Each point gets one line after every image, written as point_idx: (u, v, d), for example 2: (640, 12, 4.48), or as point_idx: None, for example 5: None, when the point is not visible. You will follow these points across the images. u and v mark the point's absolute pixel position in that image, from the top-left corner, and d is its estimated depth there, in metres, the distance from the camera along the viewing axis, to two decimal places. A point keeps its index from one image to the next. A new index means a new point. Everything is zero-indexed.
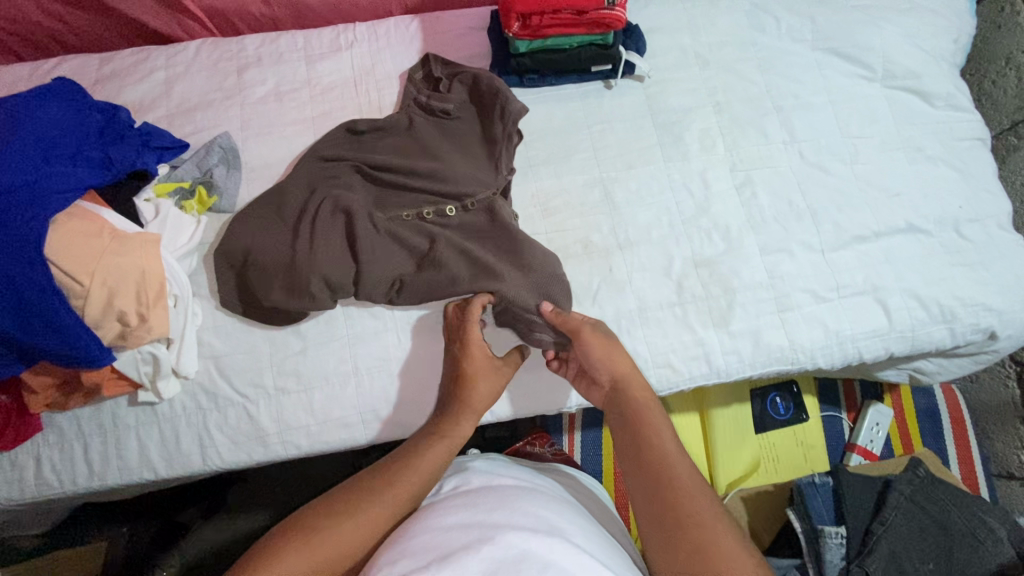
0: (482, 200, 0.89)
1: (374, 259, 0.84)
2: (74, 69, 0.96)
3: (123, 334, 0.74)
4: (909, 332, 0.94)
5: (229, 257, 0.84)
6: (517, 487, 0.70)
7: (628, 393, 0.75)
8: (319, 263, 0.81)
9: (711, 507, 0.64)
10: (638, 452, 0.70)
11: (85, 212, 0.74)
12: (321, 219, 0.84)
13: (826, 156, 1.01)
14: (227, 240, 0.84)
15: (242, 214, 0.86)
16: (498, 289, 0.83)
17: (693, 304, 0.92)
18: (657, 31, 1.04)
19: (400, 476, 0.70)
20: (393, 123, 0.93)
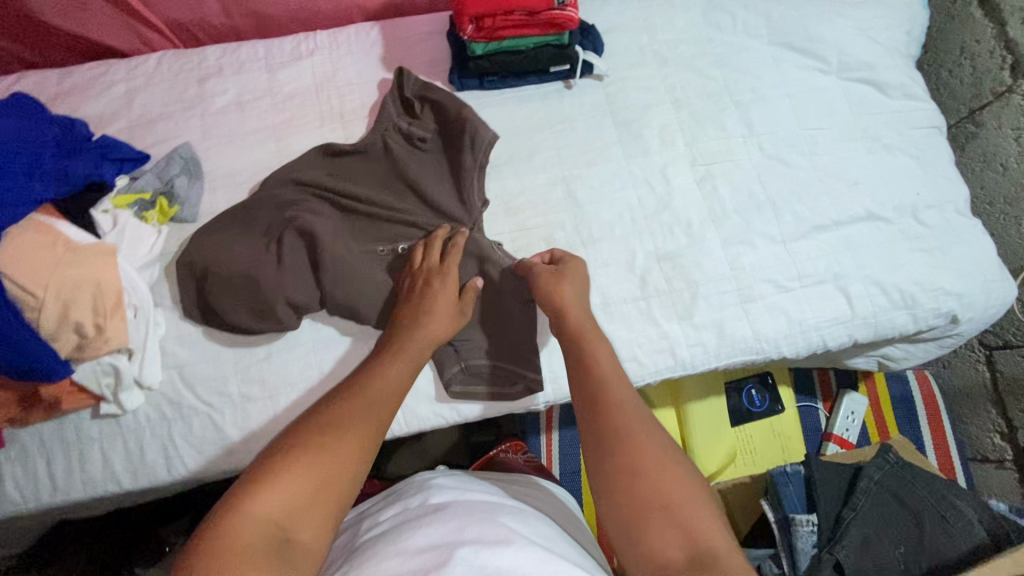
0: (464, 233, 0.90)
1: (342, 286, 0.84)
2: (34, 84, 0.96)
3: (81, 346, 0.74)
4: (872, 319, 0.95)
5: (192, 269, 0.85)
6: (487, 505, 0.69)
7: (582, 339, 0.77)
8: (289, 287, 0.82)
9: (663, 449, 0.67)
10: (592, 401, 0.71)
11: (38, 226, 0.74)
12: (291, 238, 0.85)
13: (785, 148, 1.02)
14: (192, 251, 0.85)
15: (208, 229, 0.87)
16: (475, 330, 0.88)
17: (657, 298, 0.92)
18: (615, 31, 1.05)
19: (372, 399, 0.72)
20: (368, 146, 0.92)
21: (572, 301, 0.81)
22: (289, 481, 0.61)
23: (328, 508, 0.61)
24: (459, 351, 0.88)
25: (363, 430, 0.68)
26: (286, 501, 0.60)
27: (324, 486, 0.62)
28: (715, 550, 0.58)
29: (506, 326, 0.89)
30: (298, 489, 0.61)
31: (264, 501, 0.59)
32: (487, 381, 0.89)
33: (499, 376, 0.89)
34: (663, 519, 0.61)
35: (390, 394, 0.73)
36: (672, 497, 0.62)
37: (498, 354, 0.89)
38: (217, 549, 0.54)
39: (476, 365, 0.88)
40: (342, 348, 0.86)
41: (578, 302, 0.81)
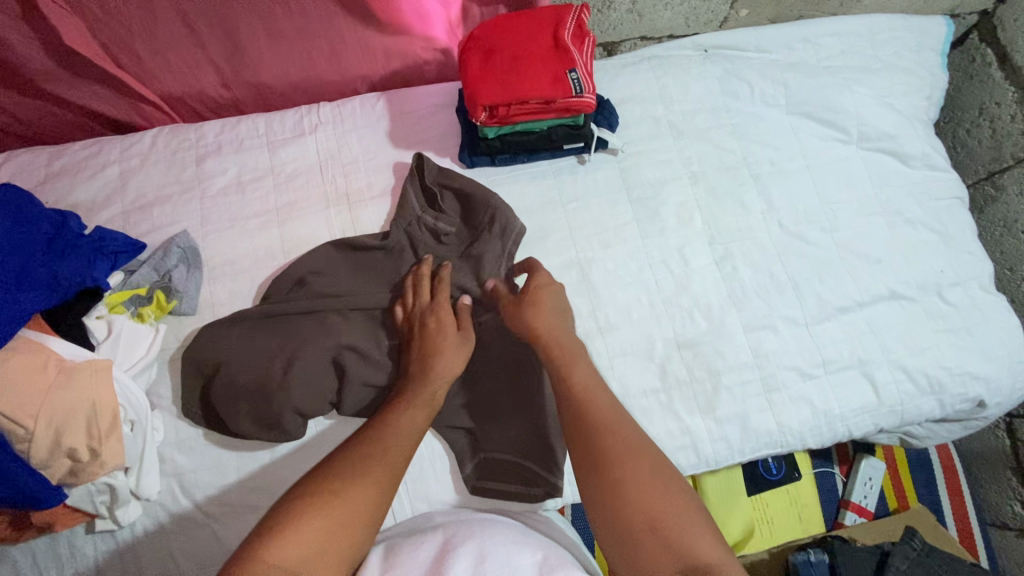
0: (492, 320, 0.87)
1: (355, 384, 0.81)
2: (22, 165, 0.91)
3: (74, 470, 0.69)
4: (898, 407, 0.93)
5: (199, 366, 0.81)
6: (483, 525, 0.73)
7: (564, 361, 0.77)
8: (301, 392, 0.78)
9: (661, 480, 0.67)
10: (588, 431, 0.72)
11: (28, 344, 0.69)
12: (308, 341, 0.80)
13: (806, 224, 0.99)
14: (200, 349, 0.81)
15: (219, 324, 0.83)
16: (498, 428, 0.85)
17: (678, 389, 0.89)
18: (629, 101, 1.02)
19: (387, 443, 0.70)
20: (393, 243, 0.88)
21: (542, 323, 0.80)
22: (305, 535, 0.59)
23: (340, 556, 0.60)
24: (478, 441, 0.86)
25: (380, 471, 0.67)
26: (303, 550, 0.59)
27: (340, 531, 0.61)
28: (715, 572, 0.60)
29: (532, 426, 0.84)
30: (313, 539, 0.60)
31: (280, 552, 0.58)
32: (507, 479, 0.85)
33: (519, 476, 0.84)
34: (657, 544, 0.63)
35: (407, 432, 0.72)
36: (667, 523, 0.64)
37: (520, 451, 0.84)
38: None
39: (497, 458, 0.85)
40: None
41: (552, 318, 0.81)
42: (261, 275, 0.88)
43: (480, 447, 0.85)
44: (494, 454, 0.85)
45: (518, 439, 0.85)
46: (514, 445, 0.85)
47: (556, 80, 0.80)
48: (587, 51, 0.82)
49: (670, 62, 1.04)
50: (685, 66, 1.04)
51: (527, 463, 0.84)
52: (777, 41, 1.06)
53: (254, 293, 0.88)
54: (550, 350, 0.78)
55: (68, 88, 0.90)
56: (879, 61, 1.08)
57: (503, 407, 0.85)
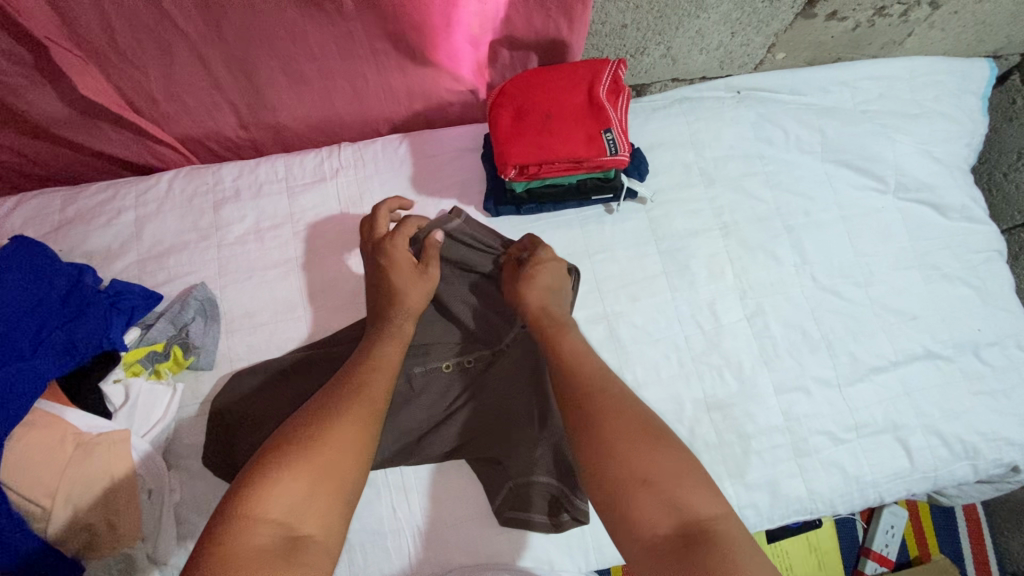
0: (514, 337, 0.85)
1: (396, 413, 0.83)
2: (36, 210, 0.88)
3: (90, 544, 0.67)
4: (932, 472, 0.90)
5: (223, 421, 0.79)
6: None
7: (548, 332, 0.77)
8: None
9: (643, 433, 0.64)
10: (571, 396, 0.68)
11: (45, 418, 0.67)
12: None
13: (840, 279, 0.96)
14: (227, 399, 0.79)
15: (244, 373, 0.81)
16: (524, 456, 0.82)
17: (706, 453, 0.86)
18: (658, 147, 0.99)
19: (361, 384, 0.69)
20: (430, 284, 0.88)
21: (534, 297, 0.81)
22: (289, 483, 0.57)
23: (334, 499, 0.59)
24: (505, 470, 0.82)
25: (362, 410, 0.65)
26: (293, 498, 0.57)
27: (327, 472, 0.59)
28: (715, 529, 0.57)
29: (555, 444, 0.81)
30: (302, 485, 0.58)
31: (268, 504, 0.56)
32: (535, 509, 0.81)
33: (547, 503, 0.81)
34: (650, 498, 0.59)
35: (382, 369, 0.71)
36: (661, 479, 0.60)
37: (550, 473, 0.81)
38: (223, 556, 0.52)
39: (524, 485, 0.81)
40: (372, 512, 0.83)
41: (542, 295, 0.81)
42: (279, 328, 0.86)
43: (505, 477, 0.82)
44: (523, 485, 0.81)
45: (550, 459, 0.81)
46: (542, 477, 0.81)
47: (590, 139, 0.77)
48: (621, 106, 0.79)
49: (703, 105, 1.01)
50: (717, 110, 1.00)
51: (558, 493, 0.81)
52: (813, 85, 1.03)
53: (274, 347, 0.85)
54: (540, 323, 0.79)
55: (82, 132, 0.88)
56: (918, 106, 1.04)
57: (527, 430, 0.82)
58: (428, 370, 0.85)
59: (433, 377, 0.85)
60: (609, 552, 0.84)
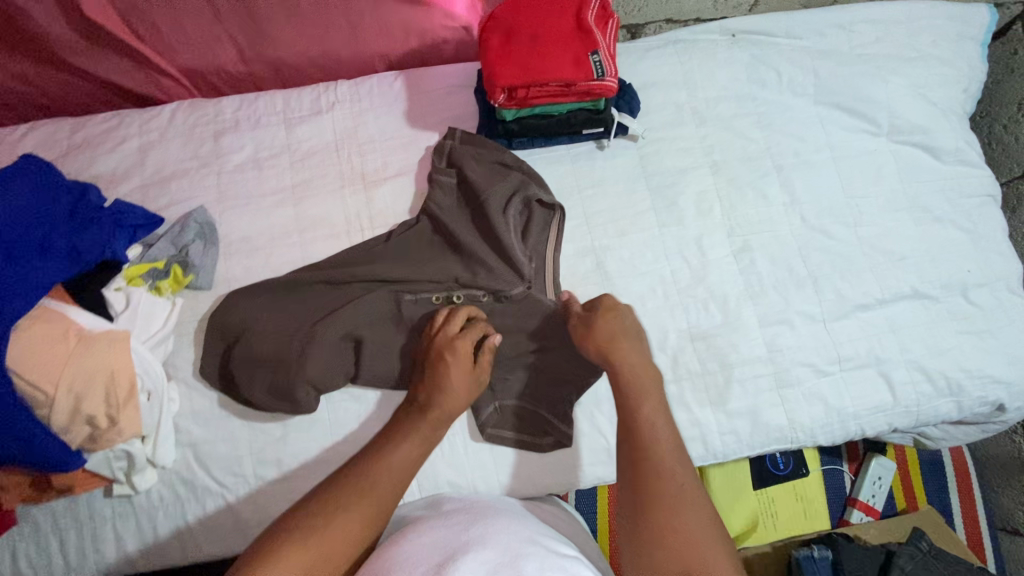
0: (512, 284, 0.87)
1: (381, 341, 0.83)
2: (44, 136, 0.92)
3: (93, 436, 0.71)
4: (914, 408, 0.91)
5: (222, 333, 0.82)
6: (500, 512, 0.71)
7: (631, 390, 0.72)
8: (318, 354, 0.80)
9: (702, 526, 0.63)
10: (650, 468, 0.66)
11: (53, 313, 0.71)
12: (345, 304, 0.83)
13: (829, 219, 0.97)
14: (225, 314, 0.82)
15: (244, 291, 0.84)
16: (511, 379, 0.86)
17: (689, 381, 0.88)
18: (651, 86, 0.99)
19: (375, 484, 0.65)
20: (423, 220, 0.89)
21: (605, 343, 0.75)
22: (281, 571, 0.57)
23: None
24: (494, 391, 0.85)
25: (365, 515, 0.63)
26: None
27: None
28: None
29: (540, 370, 0.86)
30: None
31: None
32: (520, 428, 0.85)
33: (532, 425, 0.85)
34: None
35: (392, 469, 0.68)
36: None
37: (534, 399, 0.85)
38: None
39: (509, 406, 0.85)
40: (360, 428, 0.84)
41: (613, 340, 0.75)
42: (275, 251, 0.89)
43: (493, 397, 0.84)
44: (512, 407, 0.85)
45: (534, 385, 0.86)
46: (528, 400, 0.85)
47: (577, 62, 0.79)
48: (609, 34, 0.81)
49: (696, 46, 1.01)
50: (710, 51, 1.01)
51: (540, 413, 0.85)
52: (809, 28, 1.03)
53: (269, 270, 0.88)
54: (619, 377, 0.73)
55: (89, 58, 0.92)
56: (914, 51, 1.03)
57: (516, 359, 0.86)
58: (419, 300, 0.86)
59: (423, 308, 0.86)
60: (591, 472, 0.87)
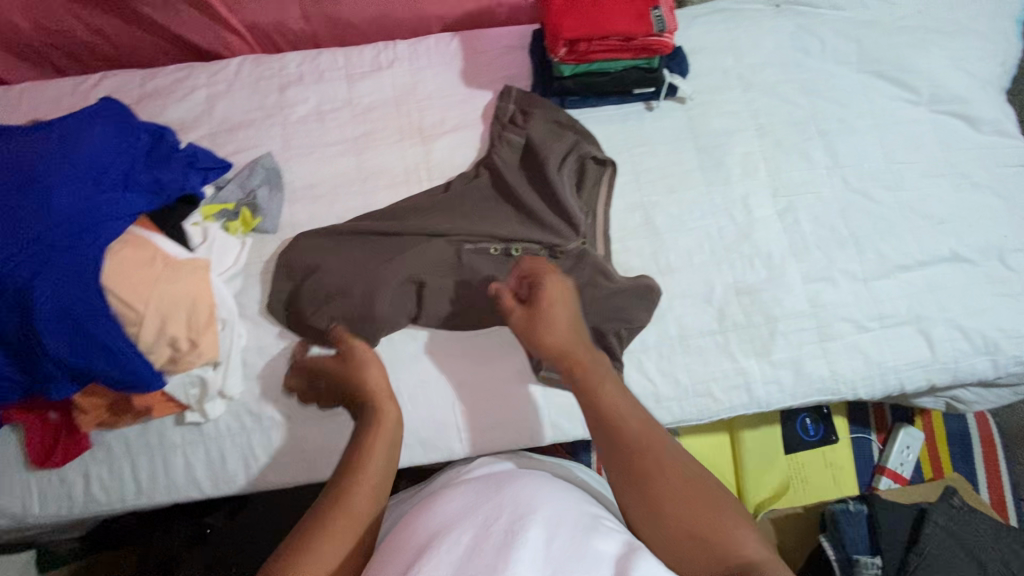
0: (567, 241, 0.90)
1: (441, 287, 0.87)
2: (118, 85, 0.95)
3: (173, 358, 0.75)
4: (951, 364, 0.93)
5: (293, 272, 0.86)
6: (505, 476, 0.70)
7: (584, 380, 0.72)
8: (383, 295, 0.83)
9: (695, 483, 0.63)
10: (622, 451, 0.66)
11: (139, 238, 0.75)
12: (409, 249, 0.87)
13: (870, 182, 0.99)
14: (295, 254, 0.86)
15: (315, 234, 0.88)
16: None
17: (735, 332, 0.91)
18: (700, 52, 1.03)
19: (355, 496, 0.63)
20: (482, 174, 0.93)
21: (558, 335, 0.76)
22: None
23: None
24: None
25: (354, 521, 0.62)
26: None
27: None
28: (763, 566, 0.57)
29: (590, 318, 0.88)
30: None
31: None
32: None
33: None
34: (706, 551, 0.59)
35: (374, 469, 0.66)
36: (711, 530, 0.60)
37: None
38: None
39: None
40: (418, 367, 0.89)
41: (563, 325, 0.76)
42: (338, 199, 0.93)
43: None
44: None
45: (589, 332, 0.86)
46: None
47: (639, 17, 0.85)
48: None
49: (742, 15, 1.05)
50: (756, 20, 1.05)
51: (593, 356, 0.87)
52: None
53: (332, 217, 0.92)
54: (574, 370, 0.73)
55: (161, 11, 0.96)
56: (954, 25, 1.06)
57: None
58: (477, 250, 0.89)
59: (481, 258, 0.89)
60: None
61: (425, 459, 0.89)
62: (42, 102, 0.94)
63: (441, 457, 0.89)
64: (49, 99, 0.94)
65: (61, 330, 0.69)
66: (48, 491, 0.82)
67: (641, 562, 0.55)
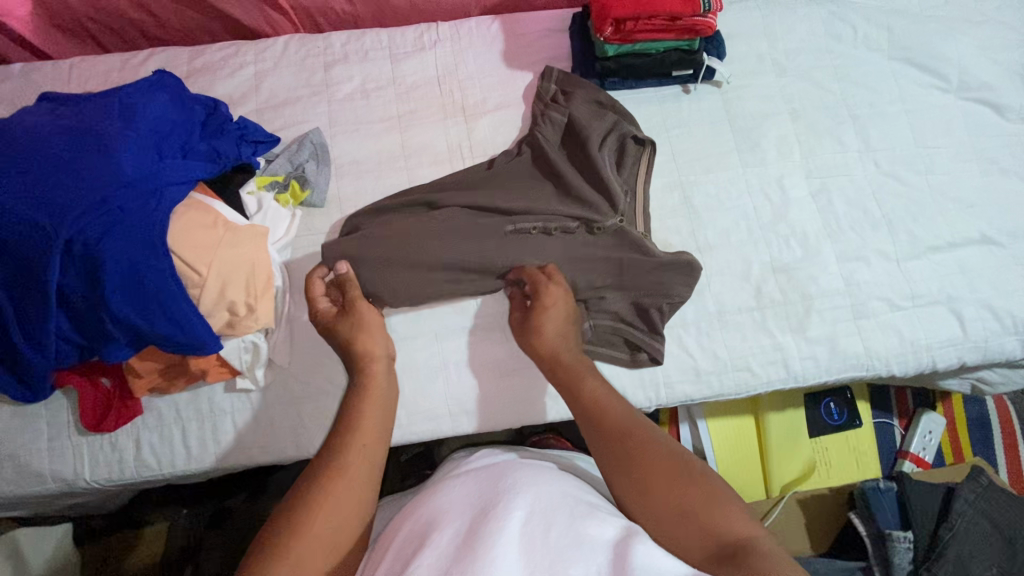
0: (608, 223, 0.91)
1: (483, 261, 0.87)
2: (166, 61, 0.97)
3: (231, 323, 0.76)
4: (982, 343, 0.95)
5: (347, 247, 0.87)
6: (507, 463, 0.70)
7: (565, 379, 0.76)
8: (430, 269, 0.85)
9: (676, 461, 0.64)
10: (603, 438, 0.68)
11: (198, 204, 0.77)
12: (451, 224, 0.87)
13: (901, 166, 1.02)
14: (349, 230, 0.88)
15: (369, 210, 0.90)
16: (606, 301, 0.90)
17: (772, 309, 0.93)
18: (735, 37, 1.05)
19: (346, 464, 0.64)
20: (524, 152, 0.95)
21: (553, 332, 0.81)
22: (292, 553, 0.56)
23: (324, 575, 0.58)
24: (589, 308, 0.90)
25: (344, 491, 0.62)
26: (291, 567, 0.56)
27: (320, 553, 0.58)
28: (752, 543, 0.56)
29: (630, 294, 0.90)
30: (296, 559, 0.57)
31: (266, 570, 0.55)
32: (613, 345, 0.90)
33: (625, 342, 0.90)
34: (686, 525, 0.60)
35: (363, 434, 0.67)
36: (691, 505, 0.61)
37: (627, 319, 0.90)
38: None
39: (603, 325, 0.89)
40: (463, 339, 0.91)
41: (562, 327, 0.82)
42: (383, 175, 0.94)
43: (589, 315, 0.89)
44: (608, 326, 0.89)
45: (629, 307, 0.90)
46: (621, 322, 0.90)
47: None
48: None
49: (775, 3, 1.07)
50: (789, 7, 1.07)
51: (636, 333, 0.89)
52: None
53: (377, 191, 0.93)
54: (556, 370, 0.78)
55: None
56: (982, 15, 1.09)
57: (610, 284, 0.90)
58: (518, 229, 0.89)
59: (522, 235, 0.89)
60: (678, 389, 0.90)
61: (468, 429, 0.90)
62: (91, 76, 0.95)
63: (483, 427, 0.90)
64: (99, 73, 0.96)
65: (126, 290, 0.70)
66: (100, 456, 0.83)
67: (638, 546, 0.54)
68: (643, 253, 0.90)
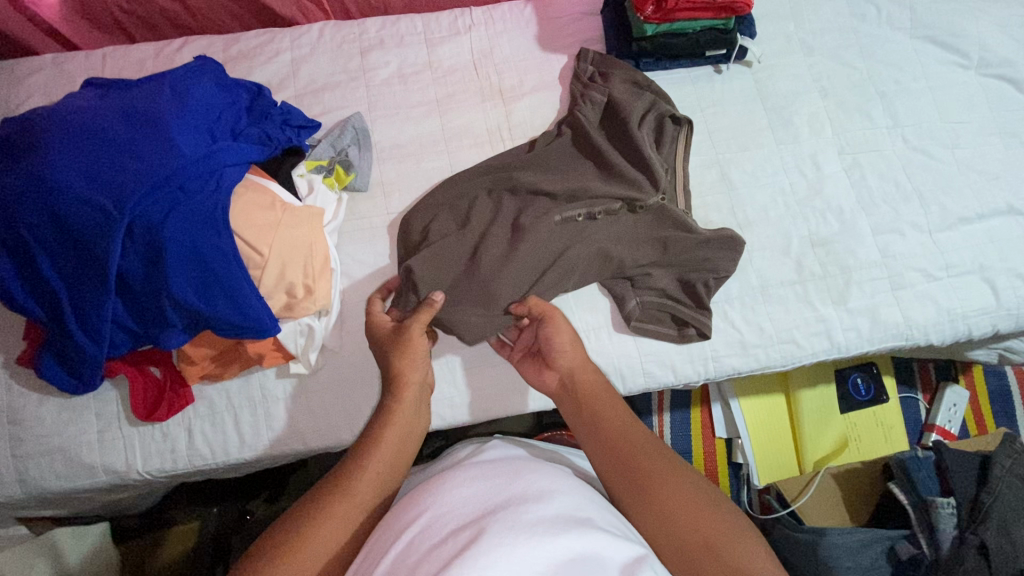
0: (651, 203, 0.92)
1: (534, 246, 0.85)
2: (201, 50, 0.96)
3: (289, 305, 0.77)
4: (1016, 310, 0.97)
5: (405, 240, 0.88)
6: (522, 461, 0.65)
7: (586, 398, 0.71)
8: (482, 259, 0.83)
9: (698, 492, 0.62)
10: (626, 465, 0.64)
11: (256, 185, 0.78)
12: (499, 212, 0.88)
13: (928, 140, 1.04)
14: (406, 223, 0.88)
15: (427, 197, 0.90)
16: (653, 281, 0.91)
17: (813, 282, 0.94)
18: (762, 19, 1.07)
19: (358, 476, 0.62)
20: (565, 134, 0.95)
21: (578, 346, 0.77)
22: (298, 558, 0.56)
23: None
24: (635, 286, 0.91)
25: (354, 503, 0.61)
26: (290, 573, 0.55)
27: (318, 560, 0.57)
28: None
29: (675, 271, 0.91)
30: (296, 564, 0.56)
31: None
32: (661, 322, 0.91)
33: (672, 319, 0.91)
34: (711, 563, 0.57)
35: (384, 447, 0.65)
36: (715, 542, 0.58)
37: (674, 296, 0.91)
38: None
39: (650, 302, 0.90)
40: None
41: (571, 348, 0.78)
42: (425, 158, 0.94)
43: (634, 291, 0.90)
44: (657, 304, 0.90)
45: (674, 284, 0.91)
46: (666, 303, 0.91)
47: None
48: None
49: None
50: None
51: (684, 309, 0.90)
52: None
53: (419, 174, 0.93)
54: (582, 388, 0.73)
55: None
56: None
57: (655, 262, 0.91)
58: (564, 219, 0.89)
59: (567, 224, 0.89)
60: (726, 363, 0.92)
61: (519, 408, 0.91)
62: (125, 65, 0.94)
63: (534, 406, 0.91)
64: (133, 62, 0.95)
65: (187, 270, 0.70)
66: (151, 446, 0.82)
67: None
68: (690, 231, 0.91)
